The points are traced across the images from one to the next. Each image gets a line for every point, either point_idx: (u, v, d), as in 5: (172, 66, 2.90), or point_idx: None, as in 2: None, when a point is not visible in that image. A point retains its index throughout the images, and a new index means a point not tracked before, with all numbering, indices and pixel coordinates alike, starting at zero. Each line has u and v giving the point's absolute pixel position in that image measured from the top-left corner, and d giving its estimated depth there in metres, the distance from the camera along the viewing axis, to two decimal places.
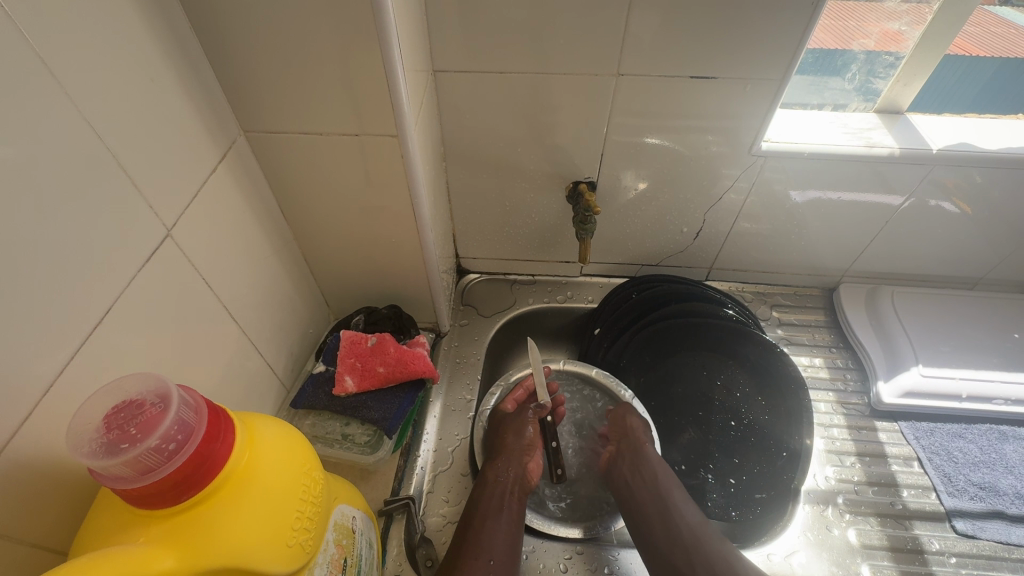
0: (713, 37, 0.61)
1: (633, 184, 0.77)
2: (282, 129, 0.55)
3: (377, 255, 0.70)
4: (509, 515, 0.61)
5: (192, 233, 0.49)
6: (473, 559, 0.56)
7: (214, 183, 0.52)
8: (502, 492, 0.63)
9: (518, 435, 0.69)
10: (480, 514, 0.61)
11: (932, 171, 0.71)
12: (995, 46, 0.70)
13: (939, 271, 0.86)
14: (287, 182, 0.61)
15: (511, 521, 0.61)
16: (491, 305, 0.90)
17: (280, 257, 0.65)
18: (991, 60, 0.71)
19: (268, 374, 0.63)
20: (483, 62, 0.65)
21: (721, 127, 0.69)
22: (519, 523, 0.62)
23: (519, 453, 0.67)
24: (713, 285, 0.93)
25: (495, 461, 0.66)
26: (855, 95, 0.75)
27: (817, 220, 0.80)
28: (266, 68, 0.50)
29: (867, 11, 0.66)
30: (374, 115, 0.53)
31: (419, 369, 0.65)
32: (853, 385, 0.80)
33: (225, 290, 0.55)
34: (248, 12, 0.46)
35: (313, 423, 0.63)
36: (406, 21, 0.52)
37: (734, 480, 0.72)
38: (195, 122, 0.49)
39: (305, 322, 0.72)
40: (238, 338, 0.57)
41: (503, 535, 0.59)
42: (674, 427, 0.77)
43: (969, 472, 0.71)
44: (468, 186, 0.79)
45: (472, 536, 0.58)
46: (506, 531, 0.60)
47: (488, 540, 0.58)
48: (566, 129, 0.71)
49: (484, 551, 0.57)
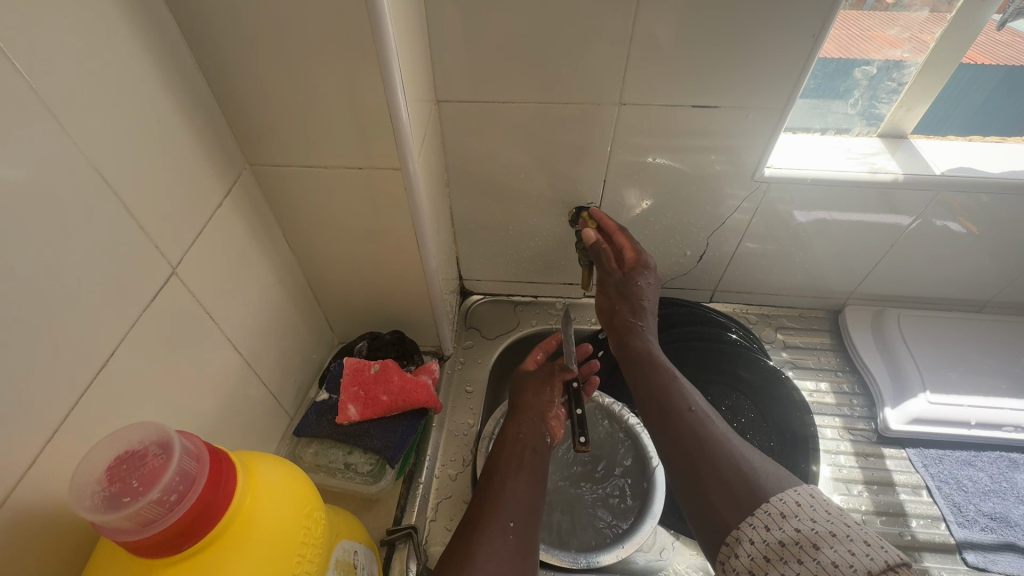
0: (713, 67, 0.61)
1: (638, 202, 0.77)
2: (287, 162, 0.56)
3: (382, 281, 0.70)
4: (526, 473, 0.64)
5: (197, 268, 0.50)
6: (494, 509, 0.58)
7: (219, 217, 0.52)
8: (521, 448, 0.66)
9: (539, 393, 0.73)
10: (494, 479, 0.62)
11: (937, 196, 0.71)
12: (999, 53, 0.67)
13: (946, 292, 0.85)
14: (292, 212, 0.61)
15: (528, 482, 0.63)
16: (495, 327, 0.90)
17: (284, 286, 0.65)
18: (995, 69, 0.68)
19: (271, 403, 0.63)
20: (487, 91, 0.65)
21: (726, 146, 0.69)
22: (535, 486, 0.63)
23: (536, 413, 0.71)
24: (718, 307, 0.92)
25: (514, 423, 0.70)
26: (858, 120, 0.75)
27: (822, 243, 0.80)
28: (272, 106, 0.51)
29: (876, 20, 0.64)
30: (377, 147, 0.53)
31: (422, 398, 0.65)
32: (859, 411, 0.79)
33: (228, 322, 0.55)
34: (255, 53, 0.47)
35: (316, 451, 0.63)
36: (410, 57, 0.53)
37: None
38: (200, 158, 0.49)
39: (309, 348, 0.72)
40: (242, 368, 0.58)
41: (519, 497, 0.61)
42: None
43: (979, 501, 0.69)
44: (472, 210, 0.80)
45: (493, 488, 0.61)
46: (523, 493, 0.61)
47: (503, 503, 0.59)
48: (568, 155, 0.71)
49: (501, 515, 0.58)
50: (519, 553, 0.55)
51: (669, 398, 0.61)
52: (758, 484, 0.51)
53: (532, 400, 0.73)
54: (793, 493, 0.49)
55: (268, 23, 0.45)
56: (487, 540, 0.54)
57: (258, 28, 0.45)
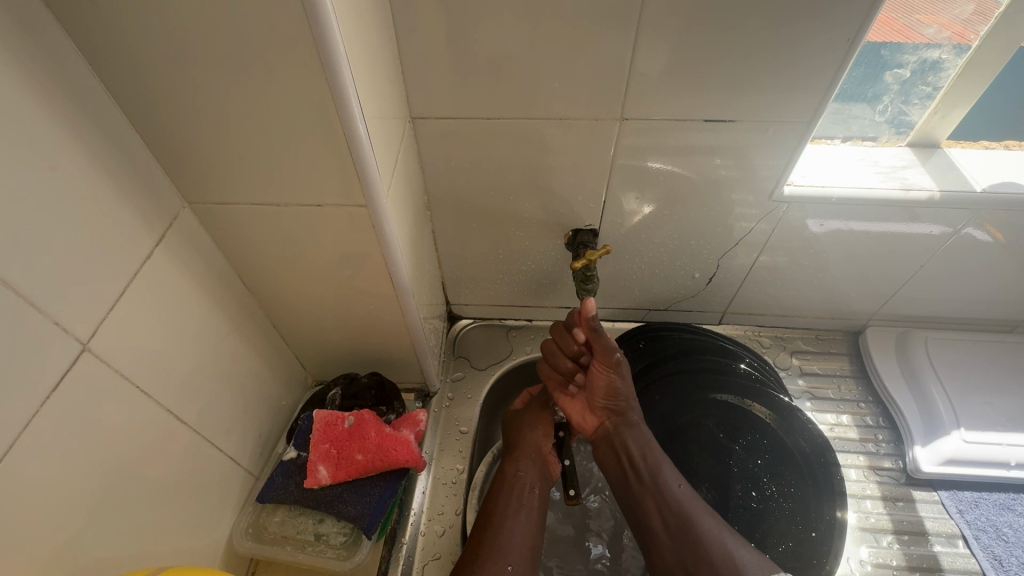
0: (724, 77, 0.53)
1: (639, 207, 0.67)
2: (233, 200, 0.48)
3: (354, 321, 0.63)
4: (528, 513, 0.59)
5: (118, 336, 0.42)
6: (491, 562, 0.52)
7: (149, 272, 0.45)
8: (519, 488, 0.61)
9: (534, 428, 0.67)
10: (495, 514, 0.58)
11: (974, 215, 0.63)
12: None
13: (980, 313, 0.77)
14: (245, 252, 0.54)
15: (530, 519, 0.58)
16: (485, 356, 0.83)
17: (241, 333, 0.58)
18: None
19: (229, 467, 0.57)
20: (465, 107, 0.57)
21: (730, 148, 0.60)
22: (537, 522, 0.59)
23: (535, 448, 0.65)
24: (728, 329, 0.85)
25: (513, 458, 0.64)
26: (885, 127, 0.67)
27: (844, 264, 0.72)
28: (206, 139, 0.43)
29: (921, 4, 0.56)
30: (336, 183, 0.46)
31: (401, 457, 0.58)
32: (885, 447, 0.73)
33: (166, 390, 0.48)
34: (178, 79, 0.39)
35: (282, 520, 0.57)
36: (372, 74, 0.45)
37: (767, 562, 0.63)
38: (119, 206, 0.42)
39: (275, 396, 0.65)
40: (188, 436, 0.51)
41: (521, 536, 0.56)
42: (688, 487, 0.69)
43: (1022, 553, 0.64)
44: (456, 234, 0.72)
45: (492, 537, 0.55)
46: (527, 532, 0.57)
47: (507, 541, 0.55)
48: (562, 176, 0.64)
49: (503, 554, 0.54)
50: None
51: (654, 477, 0.57)
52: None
53: (529, 433, 0.67)
54: None
55: (192, 47, 0.37)
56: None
57: (179, 52, 0.37)
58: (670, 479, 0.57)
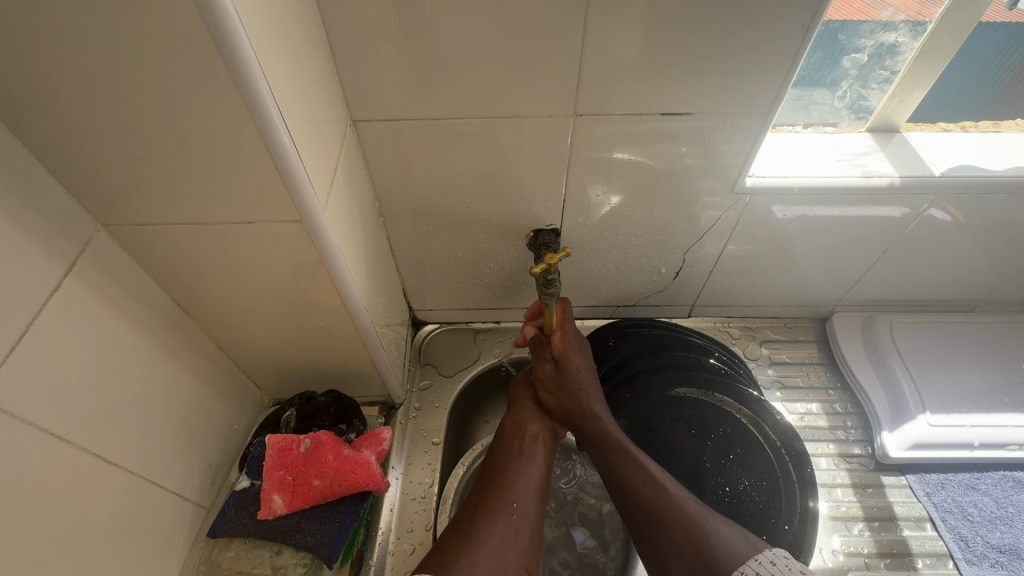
0: (680, 66, 0.51)
1: (607, 193, 0.64)
2: (153, 220, 0.44)
3: (306, 337, 0.59)
4: (534, 459, 0.59)
5: (25, 378, 0.38)
6: (497, 502, 0.53)
7: (58, 306, 0.41)
8: (520, 437, 0.61)
9: (533, 383, 0.67)
10: (504, 463, 0.58)
11: (934, 199, 0.63)
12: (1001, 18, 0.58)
13: (942, 295, 0.78)
14: (176, 274, 0.49)
15: (535, 466, 0.59)
16: (452, 361, 0.80)
17: (179, 359, 0.54)
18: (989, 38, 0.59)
19: (174, 504, 0.53)
20: (411, 106, 0.54)
21: (698, 138, 0.58)
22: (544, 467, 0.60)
23: (534, 398, 0.66)
24: (697, 322, 0.84)
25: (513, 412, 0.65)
26: (845, 113, 0.66)
27: (810, 251, 0.71)
28: (112, 155, 0.39)
29: None
30: (267, 197, 0.42)
31: (361, 480, 0.55)
32: (854, 433, 0.73)
33: (93, 431, 0.44)
34: (70, 91, 0.35)
35: (236, 556, 0.53)
36: (299, 77, 0.42)
37: None
38: (14, 235, 0.37)
39: (224, 421, 0.61)
40: (124, 475, 0.47)
41: (529, 484, 0.57)
42: None
43: (986, 532, 0.66)
44: (413, 239, 0.69)
45: (496, 482, 0.56)
46: (535, 479, 0.58)
47: (516, 484, 0.56)
48: (519, 176, 0.61)
49: (508, 494, 0.55)
50: (527, 536, 0.52)
51: (627, 471, 0.56)
52: (719, 557, 0.47)
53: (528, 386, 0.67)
54: (754, 563, 0.46)
55: (81, 54, 0.33)
56: (492, 522, 0.51)
57: (67, 59, 0.33)
58: (642, 469, 0.55)
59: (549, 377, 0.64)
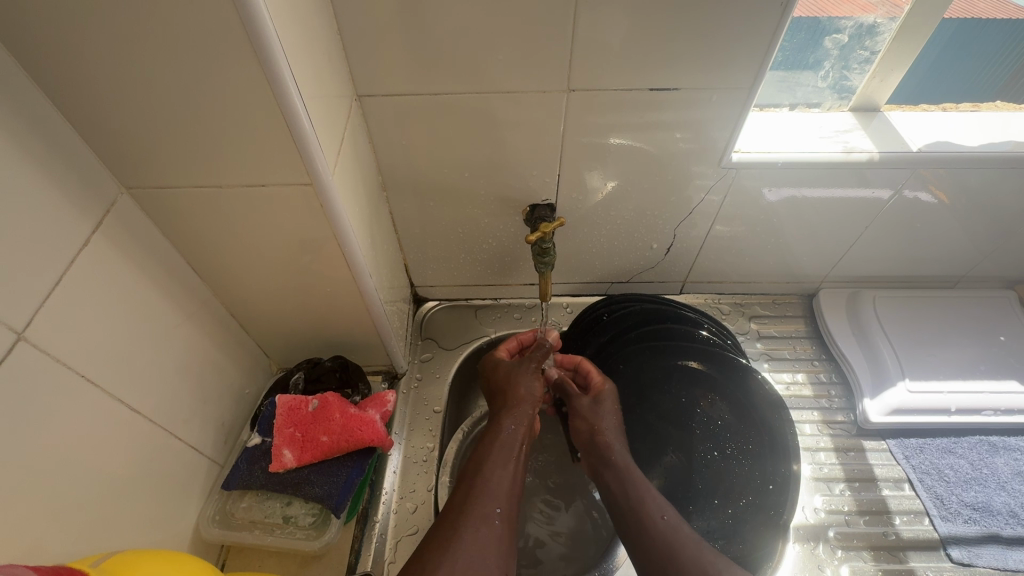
0: (667, 44, 0.54)
1: (603, 186, 0.68)
2: (172, 184, 0.47)
3: (313, 305, 0.62)
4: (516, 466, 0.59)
5: (57, 327, 0.41)
6: (478, 505, 0.54)
7: (87, 262, 0.44)
8: (510, 442, 0.61)
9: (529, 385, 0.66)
10: (488, 463, 0.58)
11: (913, 174, 0.66)
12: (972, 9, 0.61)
13: (924, 270, 0.81)
14: (192, 239, 0.53)
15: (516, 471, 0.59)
16: (452, 335, 0.83)
17: (195, 321, 0.57)
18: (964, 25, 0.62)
19: (191, 457, 0.56)
20: (413, 83, 0.57)
21: (693, 127, 0.61)
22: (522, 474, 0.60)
23: (531, 401, 0.65)
24: (689, 298, 0.87)
25: (507, 412, 0.64)
26: (828, 93, 0.69)
27: (796, 227, 0.74)
28: (136, 121, 0.42)
29: None
30: (279, 163, 0.45)
31: (367, 437, 0.58)
32: (837, 402, 0.76)
33: (117, 380, 0.47)
34: (99, 57, 0.38)
35: (249, 506, 0.57)
36: (308, 48, 0.44)
37: (733, 512, 0.67)
38: (48, 192, 0.40)
39: (236, 385, 0.64)
40: (144, 426, 0.50)
41: (507, 484, 0.57)
42: (654, 453, 0.73)
43: (961, 491, 0.69)
44: (415, 214, 0.72)
45: (479, 482, 0.56)
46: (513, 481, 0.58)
47: (492, 488, 0.56)
48: (516, 152, 0.64)
49: (491, 498, 0.55)
50: (504, 544, 0.52)
51: (641, 504, 0.58)
52: None
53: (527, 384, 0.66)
54: None
55: (111, 21, 0.36)
56: (473, 528, 0.52)
57: (97, 26, 0.36)
58: (657, 508, 0.57)
59: (584, 408, 0.66)
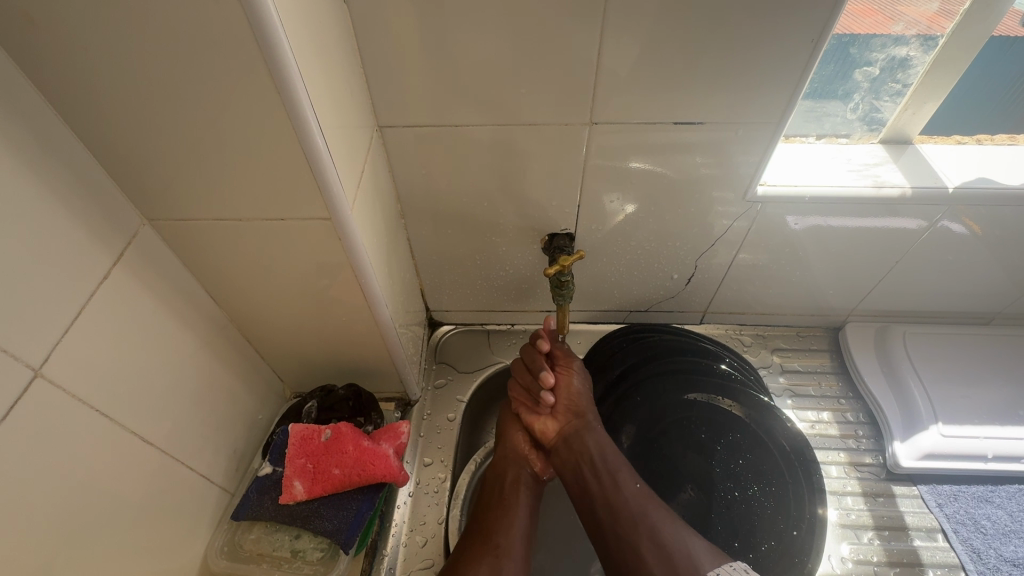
0: (690, 77, 0.53)
1: (621, 207, 0.67)
2: (192, 216, 0.47)
3: (328, 333, 0.62)
4: (523, 506, 0.62)
5: (77, 358, 0.42)
6: (485, 545, 0.57)
7: (107, 294, 0.44)
8: (502, 483, 0.63)
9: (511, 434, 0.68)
10: (495, 505, 0.62)
11: (946, 210, 0.64)
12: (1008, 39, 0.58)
13: (957, 306, 0.78)
14: (210, 268, 0.53)
15: (524, 506, 0.62)
16: (467, 361, 0.82)
17: (211, 348, 0.57)
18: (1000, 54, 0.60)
19: (202, 486, 0.56)
20: (434, 113, 0.57)
21: (710, 150, 0.59)
22: (530, 510, 0.62)
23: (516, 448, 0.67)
24: (709, 328, 0.85)
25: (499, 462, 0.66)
26: (857, 125, 0.67)
27: (823, 260, 0.72)
28: (160, 156, 0.42)
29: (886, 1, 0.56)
30: (300, 198, 0.45)
31: (379, 471, 0.57)
32: (866, 443, 0.73)
33: (133, 410, 0.47)
34: (126, 95, 0.38)
35: (258, 537, 0.57)
36: (331, 83, 0.44)
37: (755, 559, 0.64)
38: (71, 225, 0.41)
39: (249, 411, 0.64)
40: (158, 455, 0.50)
41: (518, 528, 0.60)
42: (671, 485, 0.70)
43: (1000, 545, 0.66)
44: (432, 241, 0.71)
45: (485, 526, 0.59)
46: (520, 518, 0.61)
47: (502, 530, 0.59)
48: (535, 182, 0.63)
49: (493, 536, 0.58)
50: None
51: (609, 473, 0.59)
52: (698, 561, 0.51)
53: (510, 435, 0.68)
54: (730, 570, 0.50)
55: (139, 61, 0.36)
56: (479, 559, 0.56)
57: (125, 65, 0.36)
58: (626, 478, 0.58)
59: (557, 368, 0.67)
